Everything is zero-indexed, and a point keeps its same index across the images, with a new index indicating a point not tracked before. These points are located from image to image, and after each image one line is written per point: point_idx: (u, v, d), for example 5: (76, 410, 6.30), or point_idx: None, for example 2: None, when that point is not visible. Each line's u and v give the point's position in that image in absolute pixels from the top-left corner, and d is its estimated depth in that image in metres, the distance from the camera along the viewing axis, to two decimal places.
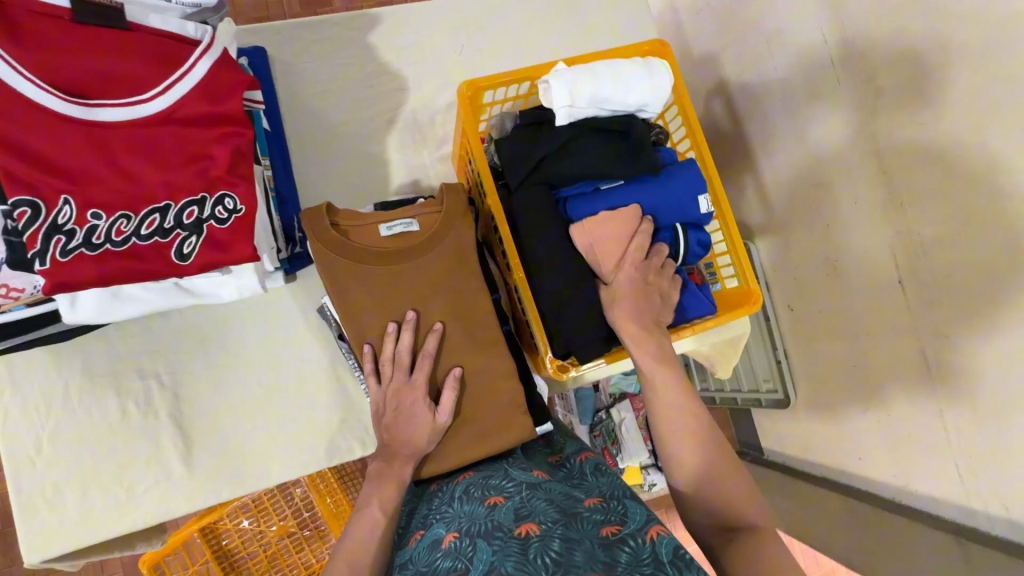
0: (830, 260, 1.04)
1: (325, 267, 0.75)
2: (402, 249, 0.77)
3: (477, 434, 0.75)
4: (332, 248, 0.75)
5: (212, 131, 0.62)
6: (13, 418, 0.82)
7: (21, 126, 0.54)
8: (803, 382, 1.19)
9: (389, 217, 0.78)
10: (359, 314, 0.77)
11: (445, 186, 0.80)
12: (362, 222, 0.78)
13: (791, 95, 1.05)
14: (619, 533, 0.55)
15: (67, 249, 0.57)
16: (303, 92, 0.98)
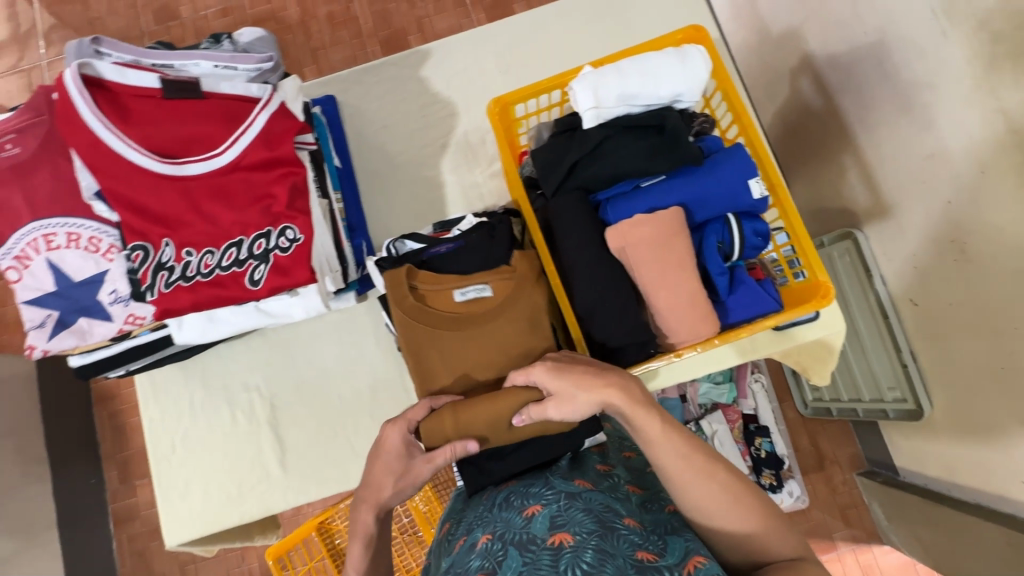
0: (956, 242, 0.87)
1: (405, 332, 0.78)
2: (478, 315, 0.79)
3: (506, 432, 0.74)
4: (416, 318, 0.78)
5: (273, 174, 0.73)
6: (156, 423, 1.00)
7: (132, 186, 0.68)
8: (940, 390, 1.00)
9: (464, 281, 0.80)
10: (436, 380, 0.77)
11: (519, 253, 0.81)
12: (439, 286, 0.80)
13: (886, 59, 0.92)
14: (655, 562, 0.53)
15: (169, 282, 0.71)
16: (370, 129, 1.08)
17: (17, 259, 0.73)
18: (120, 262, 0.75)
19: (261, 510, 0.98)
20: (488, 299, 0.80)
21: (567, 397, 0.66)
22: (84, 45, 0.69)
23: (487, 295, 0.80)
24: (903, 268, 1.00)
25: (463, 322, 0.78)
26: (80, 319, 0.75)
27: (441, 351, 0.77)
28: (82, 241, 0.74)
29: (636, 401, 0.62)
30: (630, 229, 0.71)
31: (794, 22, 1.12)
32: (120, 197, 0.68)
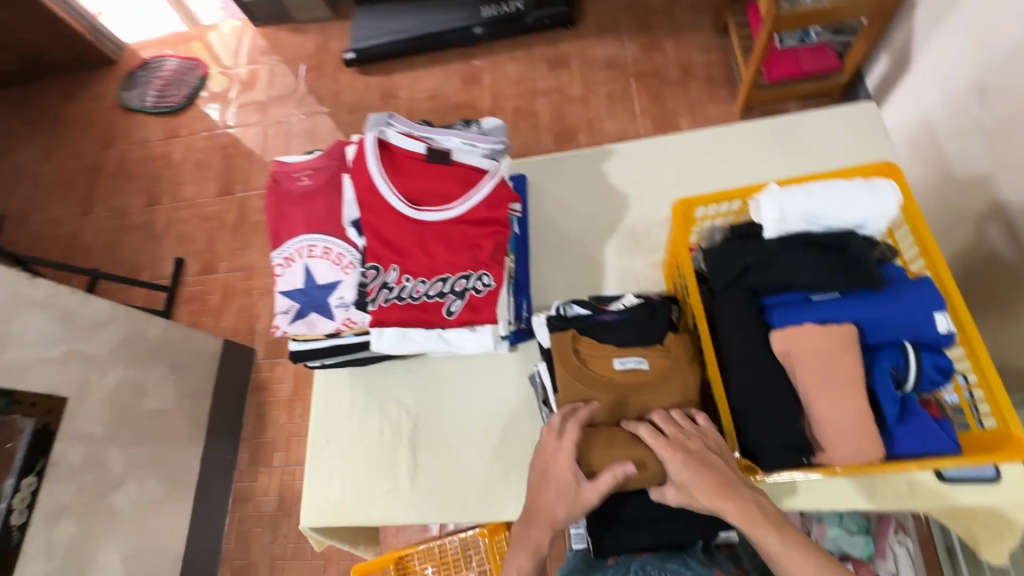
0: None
1: (564, 389, 0.86)
2: (634, 385, 0.84)
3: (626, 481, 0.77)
4: (575, 377, 0.86)
5: (485, 230, 0.90)
6: (321, 415, 1.17)
7: (385, 222, 0.90)
8: None
9: (622, 351, 0.88)
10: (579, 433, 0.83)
11: (673, 336, 0.89)
12: (599, 353, 0.88)
13: None
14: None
15: (387, 298, 0.90)
16: (548, 205, 1.25)
17: (285, 259, 0.97)
18: (352, 276, 0.95)
19: (384, 518, 1.08)
20: (644, 371, 0.86)
21: (687, 493, 0.72)
22: (382, 116, 0.94)
23: (643, 369, 0.86)
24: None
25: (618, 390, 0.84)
26: (312, 313, 0.96)
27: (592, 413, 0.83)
28: (332, 255, 0.96)
29: (762, 521, 0.67)
30: (799, 336, 0.74)
31: (990, 169, 1.13)
32: (376, 228, 0.91)
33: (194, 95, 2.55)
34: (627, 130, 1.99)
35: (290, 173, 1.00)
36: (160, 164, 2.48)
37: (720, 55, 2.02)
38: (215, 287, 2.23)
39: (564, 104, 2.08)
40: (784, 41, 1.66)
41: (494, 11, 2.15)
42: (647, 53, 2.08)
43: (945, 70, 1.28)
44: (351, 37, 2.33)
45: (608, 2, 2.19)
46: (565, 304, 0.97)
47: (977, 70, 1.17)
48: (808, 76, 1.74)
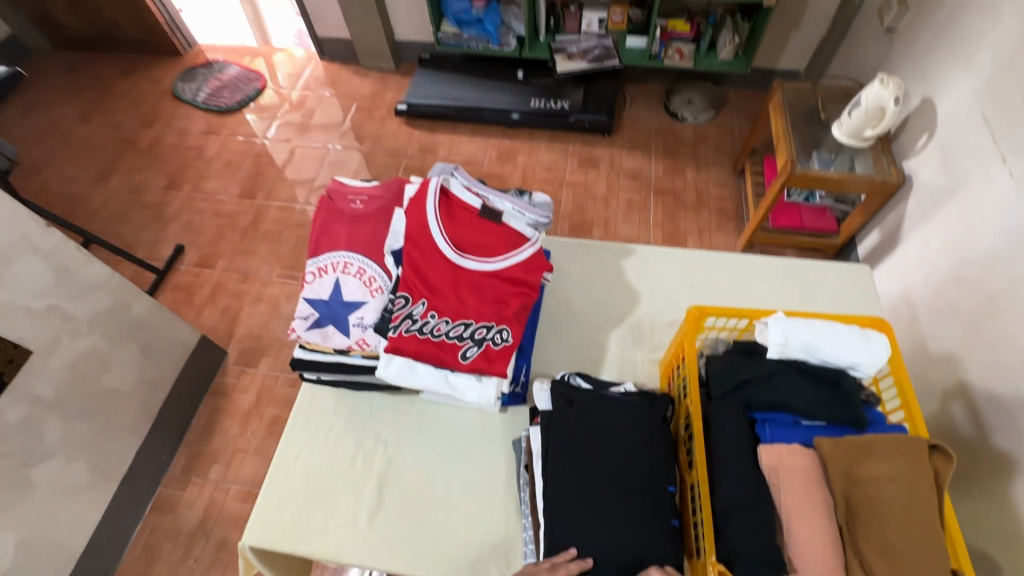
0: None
1: (923, 497, 0.73)
2: (898, 477, 0.74)
3: (912, 513, 0.72)
4: (909, 456, 0.75)
5: (514, 289, 0.96)
6: (295, 432, 1.15)
7: (427, 261, 0.97)
8: None
9: (890, 456, 0.75)
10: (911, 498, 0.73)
11: (829, 445, 0.78)
12: (891, 446, 0.76)
13: None
14: None
15: (409, 328, 0.94)
16: (565, 285, 1.32)
17: (318, 269, 1.01)
18: (378, 300, 0.99)
19: (332, 553, 1.02)
20: (895, 477, 0.74)
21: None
22: (448, 168, 1.05)
23: (906, 486, 0.74)
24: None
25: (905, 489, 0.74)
26: (330, 326, 0.99)
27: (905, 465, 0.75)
28: (364, 276, 1.00)
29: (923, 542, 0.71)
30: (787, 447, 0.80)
31: (956, 350, 1.27)
32: (416, 262, 0.97)
33: (246, 103, 2.68)
34: (638, 235, 2.14)
35: (346, 195, 1.08)
36: (193, 154, 2.54)
37: (732, 193, 2.23)
38: (207, 282, 2.19)
39: (586, 199, 2.24)
40: (791, 197, 1.94)
41: (541, 105, 2.38)
42: (669, 175, 2.29)
43: (927, 257, 1.46)
44: (408, 92, 2.54)
45: (643, 124, 2.44)
46: (570, 374, 1.06)
47: (958, 263, 1.33)
48: (808, 231, 1.92)
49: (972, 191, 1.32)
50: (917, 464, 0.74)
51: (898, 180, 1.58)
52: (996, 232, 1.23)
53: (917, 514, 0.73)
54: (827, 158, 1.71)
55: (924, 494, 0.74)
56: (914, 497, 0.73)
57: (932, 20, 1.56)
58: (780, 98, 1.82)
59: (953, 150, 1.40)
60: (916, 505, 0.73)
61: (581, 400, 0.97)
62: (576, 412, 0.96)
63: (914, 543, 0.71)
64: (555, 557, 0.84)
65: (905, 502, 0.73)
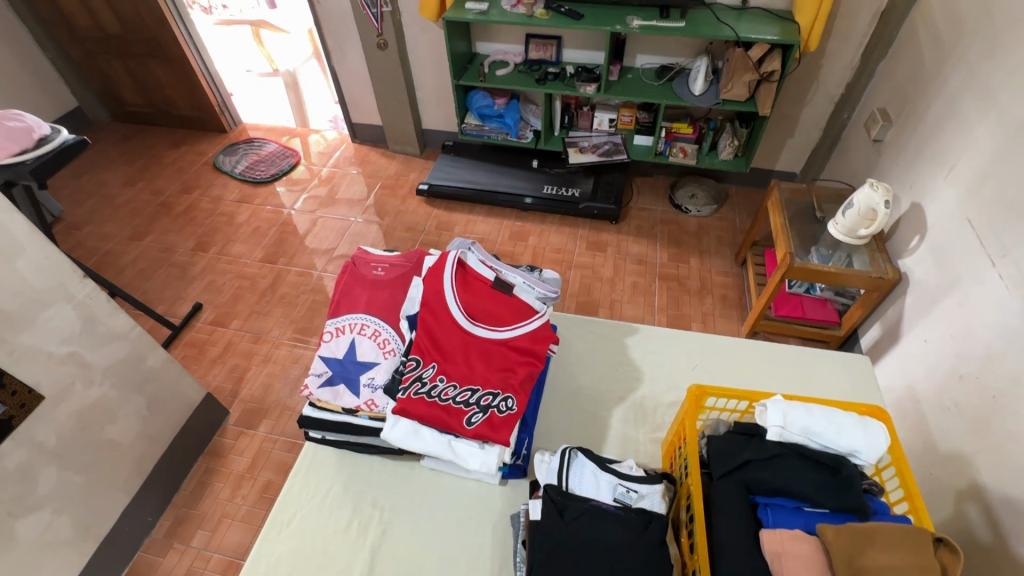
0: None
1: None
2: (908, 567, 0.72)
3: None
4: (916, 546, 0.74)
5: (522, 358, 1.00)
6: (292, 493, 1.14)
7: (440, 327, 1.03)
8: None
9: (898, 546, 0.74)
10: None
11: (832, 532, 0.77)
12: (896, 535, 0.75)
13: None
14: None
15: (418, 391, 0.98)
16: (570, 360, 1.36)
17: (336, 329, 1.07)
18: (390, 362, 1.04)
19: None
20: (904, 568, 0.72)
21: None
22: (465, 243, 1.11)
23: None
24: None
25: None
26: (341, 384, 1.03)
27: (914, 556, 0.73)
28: (379, 338, 1.06)
29: None
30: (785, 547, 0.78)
31: (965, 450, 1.25)
32: (429, 328, 1.03)
33: (280, 176, 2.90)
34: (643, 318, 2.19)
35: (369, 262, 1.16)
36: (225, 220, 2.71)
37: (734, 282, 2.31)
38: (219, 340, 2.24)
39: (593, 280, 2.32)
40: (792, 288, 2.02)
41: (553, 191, 2.55)
42: (673, 262, 2.38)
43: (928, 351, 1.48)
44: (430, 174, 2.74)
45: (649, 213, 2.59)
46: (570, 449, 1.03)
47: (958, 359, 1.35)
48: (809, 321, 1.96)
49: (964, 289, 1.38)
50: (927, 557, 0.73)
51: (894, 276, 1.65)
52: (993, 331, 1.26)
53: None
54: (826, 254, 1.80)
55: None
56: None
57: (915, 135, 1.71)
58: (777, 197, 1.95)
59: (944, 250, 1.48)
60: None
61: (573, 511, 0.93)
62: (567, 523, 0.92)
63: None
64: None
65: None
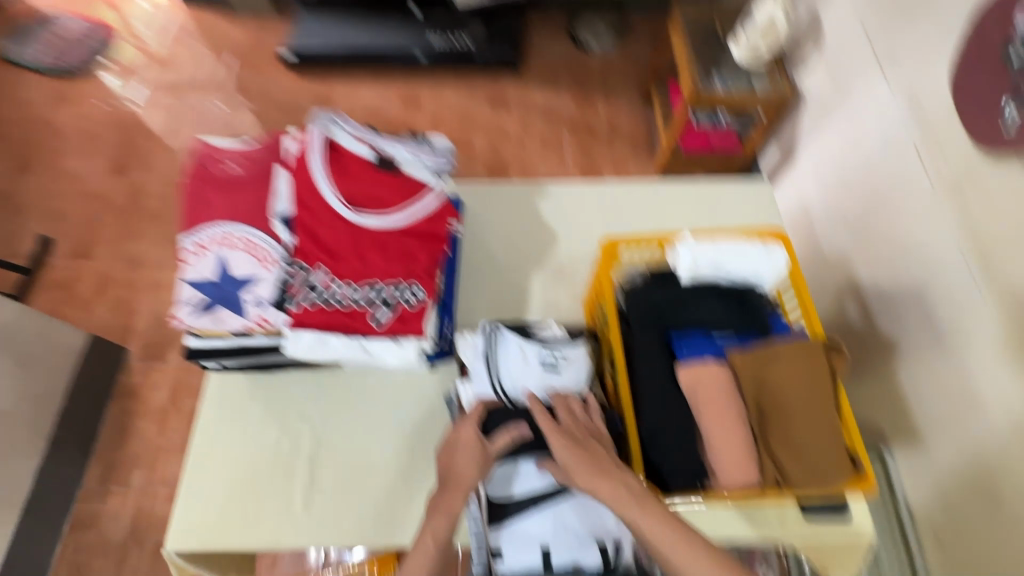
0: (987, 487, 0.98)
1: (825, 390, 0.80)
2: (801, 375, 0.80)
3: (816, 406, 0.79)
4: (812, 355, 0.81)
5: (421, 242, 0.92)
6: (210, 427, 1.07)
7: (320, 222, 0.90)
8: None
9: (795, 358, 0.81)
10: (815, 393, 0.80)
11: (739, 356, 0.83)
12: (794, 350, 0.82)
13: (926, 303, 1.11)
14: None
15: (311, 299, 0.88)
16: (481, 233, 1.28)
17: (197, 246, 0.89)
18: (273, 273, 0.88)
19: (270, 541, 0.98)
20: (798, 376, 0.80)
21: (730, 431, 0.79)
22: (328, 116, 0.95)
23: (810, 383, 0.80)
24: (932, 506, 1.09)
25: (808, 386, 0.80)
26: (221, 308, 0.88)
27: (809, 364, 0.81)
28: (252, 248, 0.89)
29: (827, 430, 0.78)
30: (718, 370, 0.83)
31: (847, 252, 1.37)
32: (308, 226, 0.90)
33: (94, 61, 2.28)
34: (556, 174, 2.11)
35: (219, 158, 0.94)
36: (40, 130, 2.16)
37: (643, 122, 2.23)
38: (87, 275, 1.92)
39: (500, 141, 2.16)
40: (697, 117, 1.90)
41: (443, 43, 2.22)
42: (580, 108, 2.24)
43: (820, 166, 1.53)
44: (292, 37, 2.25)
45: (550, 56, 2.35)
46: (493, 325, 0.99)
47: (845, 170, 1.41)
48: (714, 153, 1.95)
49: (854, 97, 1.39)
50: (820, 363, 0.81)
51: (792, 93, 1.64)
52: (877, 138, 1.29)
53: (821, 407, 0.79)
54: (728, 79, 1.73)
55: (828, 387, 0.80)
56: (818, 392, 0.80)
57: None
58: (679, 19, 1.80)
59: (837, 58, 1.46)
60: (820, 398, 0.79)
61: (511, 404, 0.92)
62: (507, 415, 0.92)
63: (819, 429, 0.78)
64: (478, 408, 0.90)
65: (808, 397, 0.79)
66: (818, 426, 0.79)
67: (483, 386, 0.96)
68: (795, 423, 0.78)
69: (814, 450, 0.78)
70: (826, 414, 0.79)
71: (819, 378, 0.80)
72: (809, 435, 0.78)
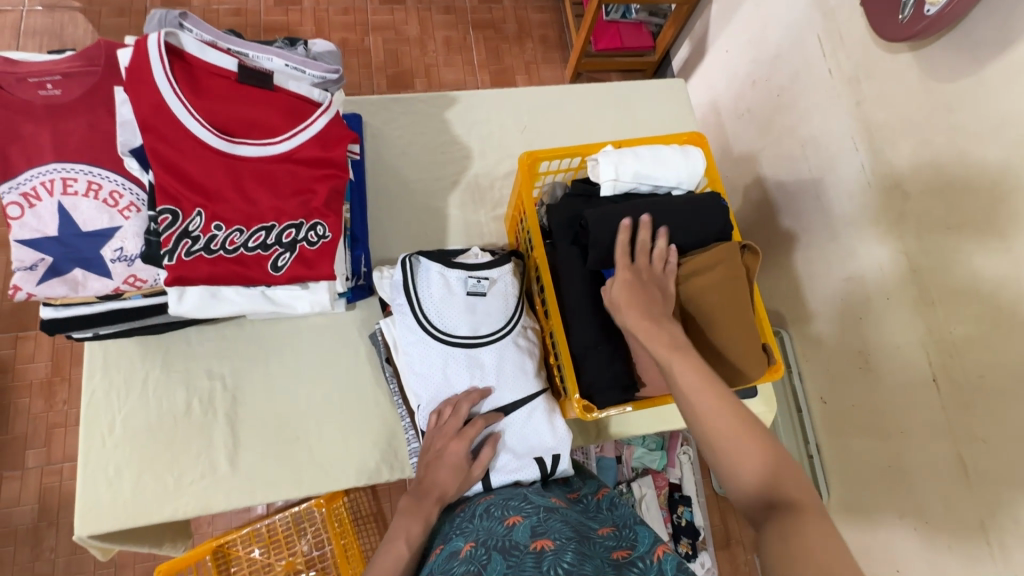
0: (861, 352, 1.11)
1: (740, 291, 0.83)
2: (718, 281, 0.82)
3: (732, 308, 0.82)
4: (727, 260, 0.82)
5: (316, 172, 0.80)
6: (98, 400, 0.94)
7: (184, 155, 0.73)
8: (835, 479, 1.22)
9: (712, 266, 0.82)
10: (731, 296, 0.82)
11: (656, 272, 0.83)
12: (711, 257, 0.82)
13: (823, 194, 1.17)
14: (630, 556, 0.64)
15: (191, 250, 0.75)
16: (388, 153, 1.15)
17: (23, 196, 0.71)
18: (135, 221, 0.76)
19: (196, 507, 0.92)
20: (716, 280, 0.82)
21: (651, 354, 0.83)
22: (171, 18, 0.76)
23: (726, 287, 0.82)
24: (816, 373, 1.24)
25: (724, 291, 0.82)
26: (75, 270, 0.74)
27: (726, 269, 0.82)
28: (102, 194, 0.74)
29: (742, 329, 0.83)
30: (700, 203, 0.87)
31: (754, 148, 1.40)
32: (167, 160, 0.73)
33: None
34: (465, 81, 1.93)
35: (22, 77, 0.72)
36: None
37: (552, 17, 2.06)
38: None
39: (399, 44, 1.91)
40: (609, 15, 1.83)
41: None
42: (484, 2, 2.01)
43: (730, 60, 1.51)
44: None
45: None
46: (411, 256, 0.92)
47: (753, 64, 1.40)
48: (627, 51, 1.87)
49: None
50: (735, 267, 0.82)
51: None
52: (782, 29, 1.27)
53: (737, 307, 0.83)
54: None
55: (744, 286, 0.83)
56: (735, 294, 0.82)
57: None
58: None
59: None
60: (737, 299, 0.83)
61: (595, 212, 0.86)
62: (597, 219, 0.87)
63: (735, 331, 0.82)
64: (457, 402, 0.87)
65: (726, 301, 0.82)
66: (738, 327, 0.82)
67: (407, 320, 0.90)
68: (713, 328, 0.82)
69: (731, 349, 0.82)
70: (742, 312, 0.83)
71: (734, 280, 0.82)
72: (728, 336, 0.82)
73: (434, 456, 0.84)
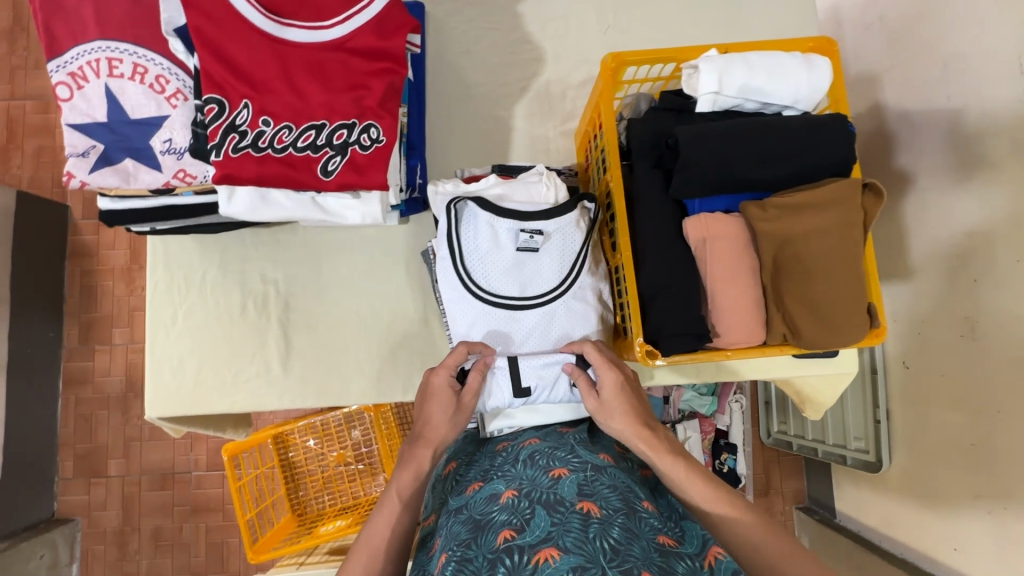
0: (968, 320, 0.96)
1: (853, 241, 0.71)
2: (829, 226, 0.70)
3: (840, 259, 0.70)
4: (845, 202, 0.69)
5: (371, 65, 0.72)
6: (161, 293, 0.96)
7: (230, 36, 0.67)
8: (903, 450, 1.13)
9: (825, 207, 0.69)
10: (841, 245, 0.70)
11: (753, 208, 0.71)
12: (826, 196, 0.70)
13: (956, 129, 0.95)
14: (675, 548, 0.56)
15: (238, 147, 0.69)
16: (451, 52, 1.03)
17: (71, 77, 0.67)
18: (183, 111, 0.71)
19: (251, 403, 0.95)
20: (826, 224, 0.70)
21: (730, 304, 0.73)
22: None
23: (838, 233, 0.70)
24: (907, 337, 1.10)
25: (834, 237, 0.70)
26: (126, 160, 0.71)
27: (842, 212, 0.69)
28: (148, 78, 0.69)
29: (848, 284, 0.70)
30: (819, 127, 0.72)
31: None
32: (213, 42, 0.67)
33: None
34: None
35: None
36: None
37: None
38: None
39: None
40: None
41: None
42: None
43: None
44: None
45: None
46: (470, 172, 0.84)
47: None
48: None
49: None
50: (853, 211, 0.69)
51: None
52: None
53: (847, 258, 0.71)
54: None
55: (859, 234, 0.70)
56: (845, 242, 0.70)
57: None
58: None
59: None
60: (847, 249, 0.70)
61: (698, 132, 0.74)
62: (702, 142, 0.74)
63: (840, 285, 0.70)
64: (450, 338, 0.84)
65: (833, 249, 0.70)
66: (843, 281, 0.71)
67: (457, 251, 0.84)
68: (812, 280, 0.71)
69: (829, 306, 0.71)
70: (852, 264, 0.71)
71: (848, 227, 0.70)
72: (829, 289, 0.71)
73: (424, 395, 0.79)
